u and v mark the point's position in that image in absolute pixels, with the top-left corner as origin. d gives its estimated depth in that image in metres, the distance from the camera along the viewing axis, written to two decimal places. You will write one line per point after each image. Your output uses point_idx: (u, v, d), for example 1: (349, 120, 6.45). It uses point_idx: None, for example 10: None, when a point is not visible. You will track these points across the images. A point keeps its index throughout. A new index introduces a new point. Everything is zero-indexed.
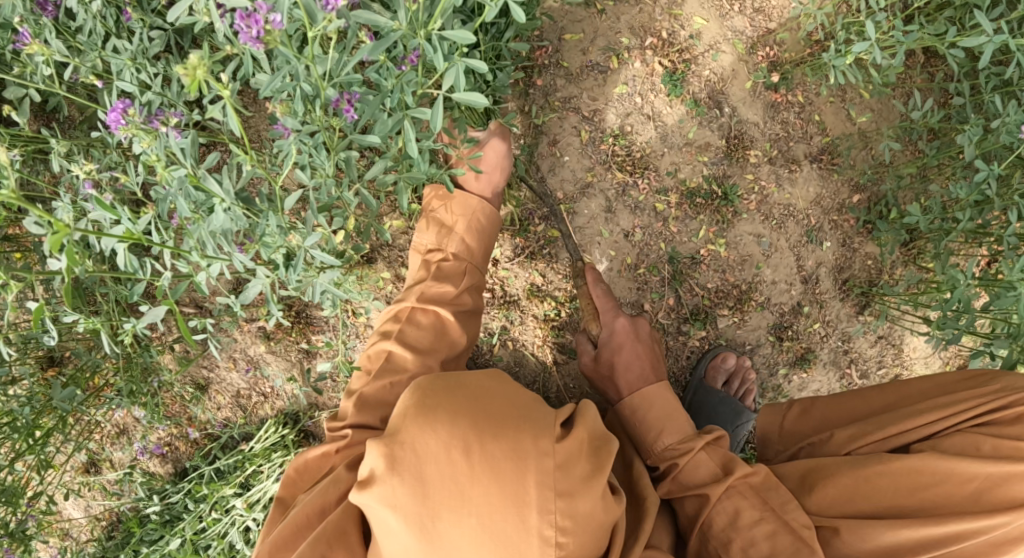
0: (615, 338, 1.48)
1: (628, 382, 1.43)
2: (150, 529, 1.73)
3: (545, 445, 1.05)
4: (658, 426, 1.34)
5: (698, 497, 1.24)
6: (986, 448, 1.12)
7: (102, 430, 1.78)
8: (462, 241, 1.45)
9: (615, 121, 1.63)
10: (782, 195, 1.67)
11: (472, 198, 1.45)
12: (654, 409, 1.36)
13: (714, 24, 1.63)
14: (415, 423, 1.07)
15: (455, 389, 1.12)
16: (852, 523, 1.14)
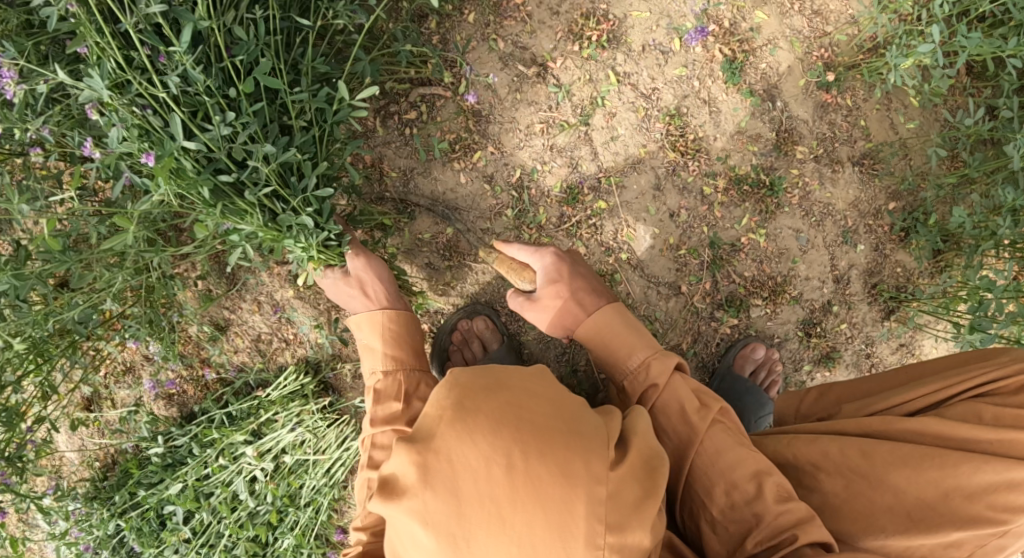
0: (551, 272, 1.35)
1: (582, 308, 1.32)
2: (150, 471, 1.66)
3: (595, 469, 0.93)
4: (626, 344, 1.26)
5: (678, 435, 1.18)
6: (988, 417, 1.15)
7: (110, 365, 1.71)
8: (388, 357, 1.43)
9: (672, 101, 1.64)
10: (823, 194, 1.70)
11: (374, 314, 1.47)
12: (619, 329, 1.27)
13: (774, 21, 1.66)
14: (453, 433, 0.95)
15: (497, 387, 1.00)
16: (860, 446, 1.18)
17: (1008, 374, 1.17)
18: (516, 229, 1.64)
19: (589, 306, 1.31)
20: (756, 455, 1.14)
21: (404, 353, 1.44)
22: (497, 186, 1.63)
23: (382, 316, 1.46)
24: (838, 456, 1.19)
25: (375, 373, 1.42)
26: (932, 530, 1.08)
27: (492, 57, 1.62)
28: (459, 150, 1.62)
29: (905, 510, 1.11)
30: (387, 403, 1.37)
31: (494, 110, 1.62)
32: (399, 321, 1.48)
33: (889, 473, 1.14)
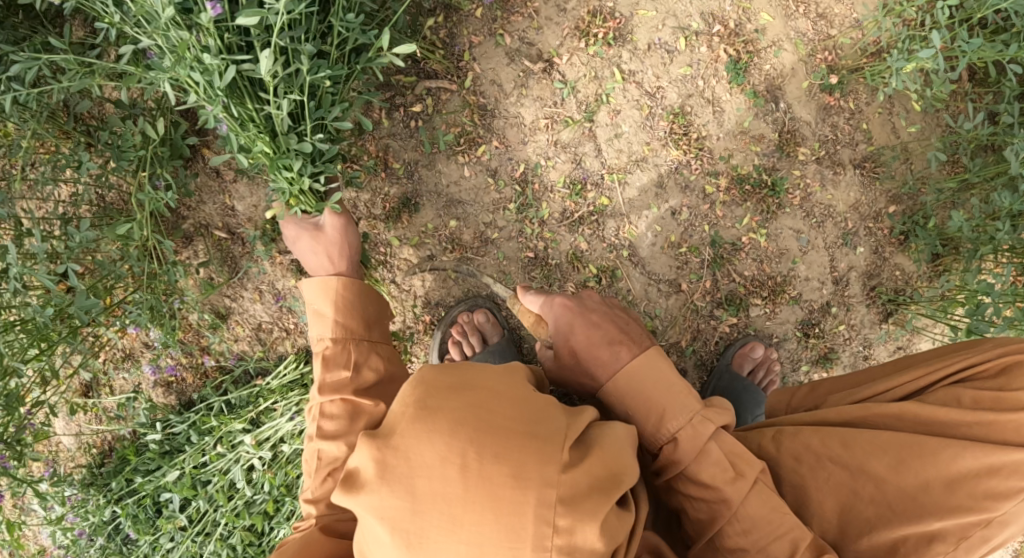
0: (564, 323, 1.27)
1: (607, 361, 1.18)
2: (147, 458, 1.67)
3: (547, 472, 0.90)
4: (656, 406, 1.11)
5: (709, 505, 1.07)
6: (966, 400, 1.17)
7: (110, 350, 1.71)
8: (337, 323, 1.31)
9: (676, 100, 1.65)
10: (824, 195, 1.71)
11: (329, 279, 1.35)
12: (644, 388, 1.13)
13: (779, 23, 1.68)
14: (413, 430, 0.93)
15: (462, 386, 0.98)
16: (841, 436, 1.19)
17: (987, 360, 1.19)
18: (518, 224, 1.64)
19: (616, 360, 1.17)
20: (799, 528, 1.05)
21: (358, 320, 1.33)
22: (500, 180, 1.64)
23: (337, 283, 1.35)
24: (819, 447, 1.19)
25: (323, 341, 1.30)
26: (914, 521, 1.10)
27: (498, 52, 1.63)
28: (464, 144, 1.63)
29: (887, 501, 1.13)
30: (336, 371, 1.26)
31: (499, 105, 1.63)
32: (354, 290, 1.36)
33: (871, 463, 1.15)
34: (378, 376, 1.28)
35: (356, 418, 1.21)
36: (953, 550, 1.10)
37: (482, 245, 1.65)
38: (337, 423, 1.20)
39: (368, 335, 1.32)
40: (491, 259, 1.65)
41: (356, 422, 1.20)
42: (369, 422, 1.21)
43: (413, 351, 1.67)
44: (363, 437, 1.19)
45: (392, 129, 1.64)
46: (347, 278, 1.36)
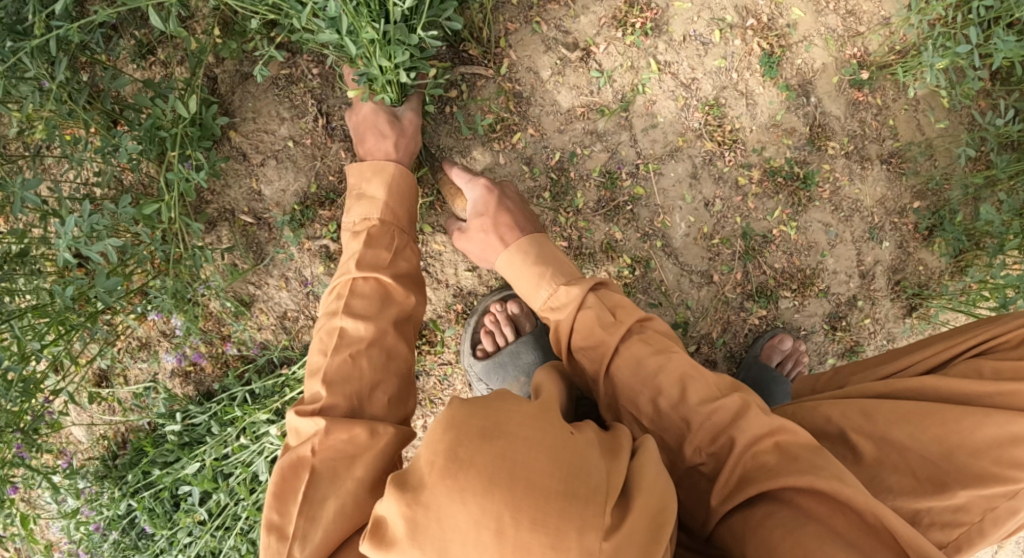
0: (478, 204, 1.44)
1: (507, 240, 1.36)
2: (166, 449, 1.62)
3: (589, 540, 0.83)
4: (534, 273, 1.28)
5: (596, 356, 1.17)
6: (987, 371, 1.14)
7: (126, 339, 1.66)
8: (387, 206, 1.36)
9: (711, 92, 1.66)
10: (852, 190, 1.73)
11: (386, 164, 1.40)
12: (551, 257, 1.30)
13: (810, 18, 1.69)
14: (443, 487, 0.85)
15: (495, 432, 0.88)
16: (862, 406, 1.16)
17: (1011, 331, 1.17)
18: (552, 212, 1.63)
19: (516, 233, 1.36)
20: (676, 358, 1.12)
21: (401, 211, 1.38)
22: (534, 168, 1.63)
23: (393, 170, 1.40)
24: (841, 419, 1.16)
25: (369, 221, 1.35)
26: (937, 492, 1.05)
27: (534, 39, 1.62)
28: (499, 131, 1.62)
29: (911, 471, 1.08)
30: (375, 248, 1.31)
31: (535, 92, 1.63)
32: (407, 183, 1.41)
33: (893, 432, 1.11)
34: (411, 268, 1.33)
35: (386, 302, 1.25)
36: (981, 525, 1.05)
37: None
38: (369, 302, 1.24)
39: (406, 228, 1.38)
40: None
41: (386, 310, 1.24)
42: (397, 313, 1.25)
43: (444, 340, 1.64)
44: (390, 323, 1.22)
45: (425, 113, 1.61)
46: (402, 167, 1.41)
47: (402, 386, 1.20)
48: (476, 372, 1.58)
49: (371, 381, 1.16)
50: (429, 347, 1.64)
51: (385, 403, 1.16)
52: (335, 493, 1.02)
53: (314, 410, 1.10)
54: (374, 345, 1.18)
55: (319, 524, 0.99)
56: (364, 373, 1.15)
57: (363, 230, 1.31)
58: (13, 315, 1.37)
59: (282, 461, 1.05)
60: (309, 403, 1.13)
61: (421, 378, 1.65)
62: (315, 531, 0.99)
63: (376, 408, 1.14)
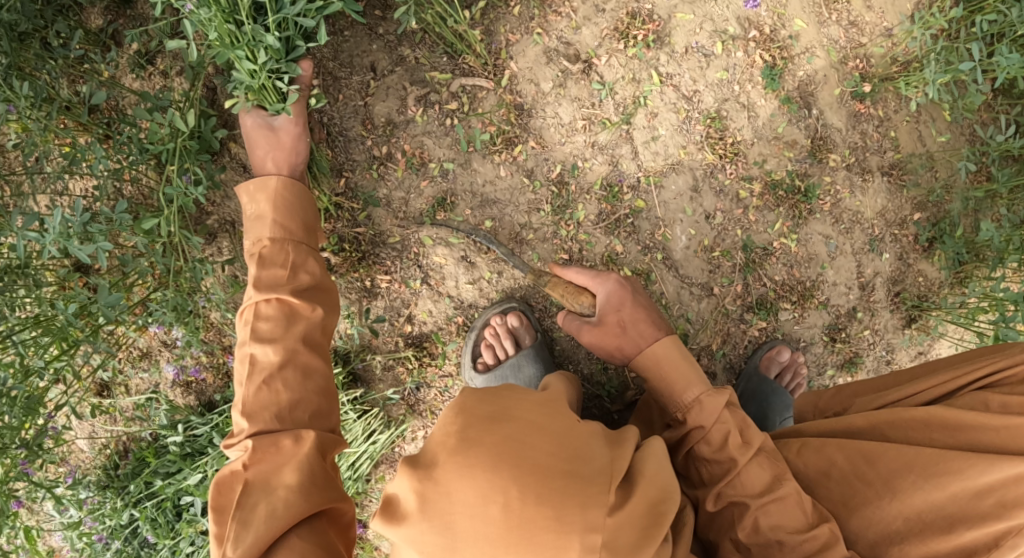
0: (612, 298, 1.40)
1: (641, 336, 1.34)
2: (168, 460, 1.63)
3: (591, 516, 0.95)
4: (683, 376, 1.28)
5: (717, 465, 1.22)
6: (994, 406, 1.12)
7: (128, 349, 1.68)
8: (275, 224, 1.31)
9: (712, 104, 1.66)
10: (853, 202, 1.73)
11: (268, 179, 1.33)
12: (676, 364, 1.30)
13: (812, 29, 1.70)
14: (454, 464, 0.97)
15: (502, 420, 1.03)
16: (864, 451, 1.17)
17: (1018, 364, 1.15)
18: (553, 225, 1.62)
19: (651, 335, 1.34)
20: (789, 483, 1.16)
21: (295, 225, 1.34)
22: (535, 181, 1.62)
23: (277, 184, 1.34)
24: (844, 464, 1.18)
25: (261, 241, 1.30)
26: (944, 535, 1.08)
27: (535, 50, 1.62)
28: (500, 143, 1.61)
29: (916, 517, 1.11)
30: (272, 268, 1.28)
31: (537, 104, 1.62)
32: (297, 194, 1.36)
33: (897, 479, 1.13)
34: (313, 281, 1.31)
35: (292, 319, 1.24)
36: None
37: (517, 245, 1.62)
38: (274, 323, 1.23)
39: (303, 242, 1.33)
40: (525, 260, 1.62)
41: (295, 327, 1.23)
42: (306, 327, 1.25)
43: (446, 353, 1.64)
44: (299, 341, 1.22)
45: (427, 125, 1.61)
46: (287, 178, 1.35)
47: (324, 399, 1.21)
48: (476, 386, 1.59)
49: (290, 400, 1.17)
50: (430, 359, 1.64)
51: (307, 418, 1.17)
52: (266, 500, 1.06)
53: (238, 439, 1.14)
54: (287, 365, 1.19)
55: (249, 528, 1.02)
56: (279, 395, 1.17)
57: (254, 253, 1.28)
58: (14, 329, 1.38)
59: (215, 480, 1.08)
60: (236, 433, 1.16)
61: (422, 390, 1.65)
62: (247, 534, 1.02)
63: (297, 424, 1.16)
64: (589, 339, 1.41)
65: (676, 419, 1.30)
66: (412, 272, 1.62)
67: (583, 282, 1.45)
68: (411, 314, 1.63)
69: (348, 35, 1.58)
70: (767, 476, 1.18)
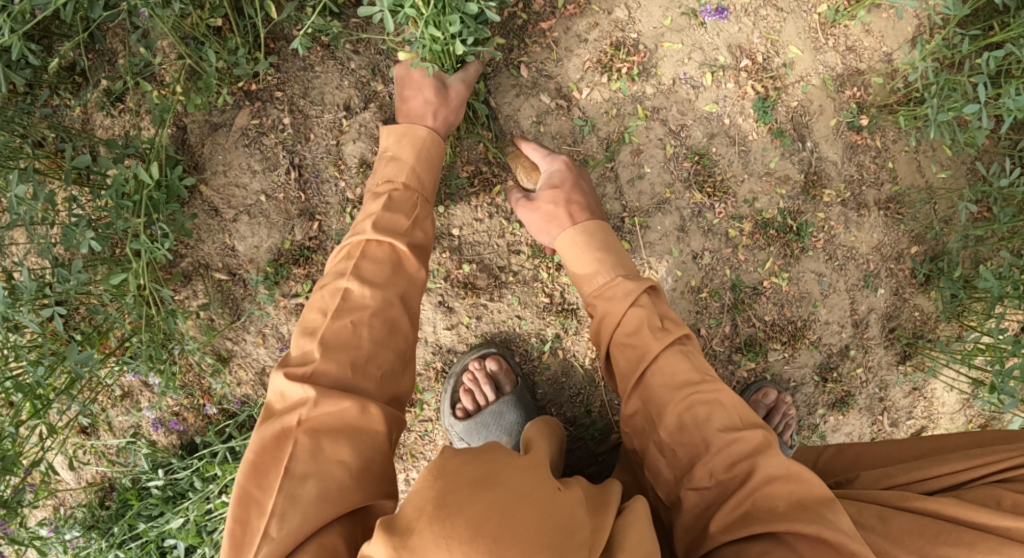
0: (554, 178, 1.41)
1: (569, 214, 1.34)
2: (150, 504, 1.57)
3: None
4: (603, 259, 1.28)
5: (633, 349, 1.19)
6: (1006, 503, 1.09)
7: (106, 391, 1.59)
8: (412, 173, 1.32)
9: (701, 139, 1.59)
10: (847, 237, 1.67)
11: (418, 128, 1.35)
12: (596, 248, 1.29)
13: (808, 56, 1.62)
14: (430, 536, 0.80)
15: (485, 480, 0.84)
16: (879, 510, 1.13)
17: None
18: (535, 268, 1.57)
19: (577, 216, 1.34)
20: (717, 385, 1.12)
21: (427, 182, 1.34)
22: (515, 223, 1.56)
23: (425, 137, 1.35)
24: (855, 516, 1.12)
25: (393, 184, 1.31)
26: None
27: (514, 85, 1.55)
28: (478, 185, 1.55)
29: None
30: (393, 214, 1.26)
31: (516, 142, 1.56)
32: (433, 155, 1.36)
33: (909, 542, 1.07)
34: (424, 241, 1.28)
35: (393, 272, 1.20)
36: None
37: (496, 290, 1.57)
38: (381, 269, 1.19)
39: (428, 202, 1.33)
40: (505, 303, 1.58)
41: (394, 280, 1.19)
42: (406, 286, 1.21)
43: (425, 400, 1.60)
44: (397, 295, 1.18)
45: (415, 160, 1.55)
46: (437, 133, 1.37)
47: (400, 362, 1.16)
48: (455, 432, 1.56)
49: (370, 351, 1.12)
50: (409, 406, 1.60)
51: (379, 377, 1.12)
52: (318, 475, 0.98)
53: (305, 373, 1.06)
54: (380, 314, 1.15)
55: (297, 506, 0.95)
56: (362, 342, 1.11)
57: (387, 192, 1.28)
58: None
59: (268, 427, 1.01)
60: (301, 364, 1.09)
61: (402, 434, 1.61)
62: (293, 511, 0.95)
63: (367, 378, 1.10)
64: (525, 215, 1.41)
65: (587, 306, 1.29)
66: None
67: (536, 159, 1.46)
68: None
69: (319, 71, 1.56)
70: (696, 374, 1.14)
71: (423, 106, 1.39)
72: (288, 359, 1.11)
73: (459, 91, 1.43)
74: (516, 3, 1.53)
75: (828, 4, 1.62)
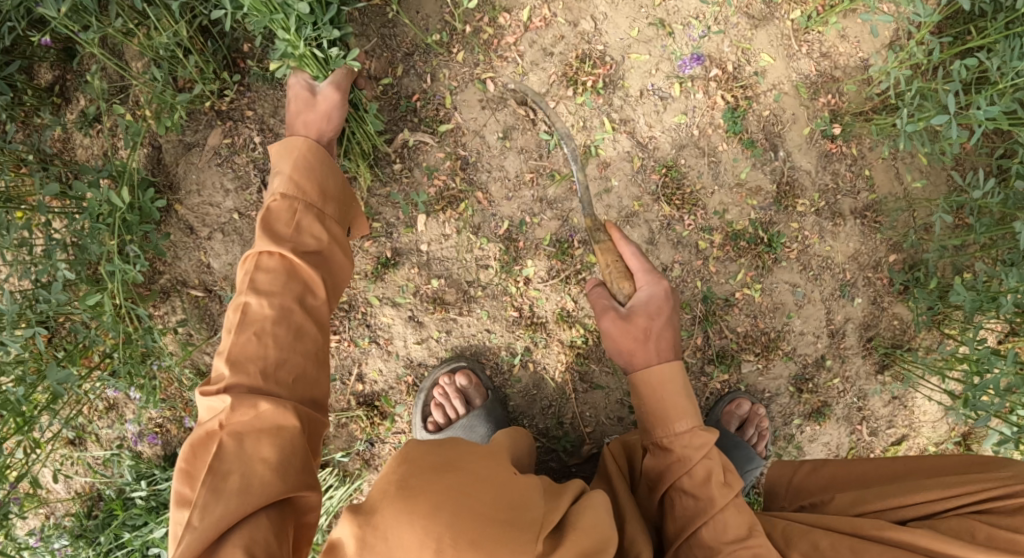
0: (652, 303, 1.32)
1: (655, 351, 1.28)
2: (134, 513, 1.62)
3: None
4: (681, 406, 1.25)
5: (696, 502, 1.20)
6: (980, 536, 1.07)
7: (91, 405, 1.64)
8: (291, 182, 1.26)
9: (669, 151, 1.58)
10: (822, 247, 1.65)
11: (296, 140, 1.31)
12: (670, 390, 1.26)
13: (781, 64, 1.60)
14: (393, 509, 0.93)
15: (443, 471, 0.99)
16: (851, 543, 1.11)
17: (1014, 491, 1.08)
18: (504, 283, 1.58)
19: (663, 352, 1.28)
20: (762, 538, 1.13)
21: (312, 187, 1.27)
22: (483, 238, 1.57)
23: (305, 146, 1.30)
24: (829, 549, 1.11)
25: (275, 196, 1.24)
26: None
27: (479, 100, 1.55)
28: (445, 201, 1.56)
29: None
30: (279, 223, 1.21)
31: (482, 157, 1.56)
32: (319, 158, 1.31)
33: None
34: (319, 246, 1.23)
35: (291, 278, 1.17)
36: None
37: (465, 304, 1.58)
38: (277, 277, 1.16)
39: (317, 206, 1.27)
40: (474, 317, 1.59)
41: (293, 285, 1.16)
42: (305, 289, 1.19)
43: (396, 414, 1.62)
44: (295, 299, 1.16)
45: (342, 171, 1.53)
46: (313, 142, 1.31)
47: (312, 362, 1.15)
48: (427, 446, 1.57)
49: (277, 358, 1.11)
50: (381, 418, 1.62)
51: (290, 381, 1.11)
52: (242, 469, 1.00)
53: (218, 390, 1.06)
54: (281, 321, 1.13)
55: (221, 499, 0.97)
56: (269, 351, 1.10)
57: (267, 203, 1.22)
58: None
59: (191, 439, 1.02)
60: (215, 382, 1.08)
61: (376, 446, 1.64)
62: (216, 504, 0.96)
63: (280, 385, 1.09)
64: (608, 328, 1.33)
65: (655, 444, 1.27)
66: (362, 331, 1.60)
67: (635, 268, 1.36)
68: (362, 372, 1.61)
69: (289, 90, 1.60)
70: (744, 530, 1.15)
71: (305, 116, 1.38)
72: (209, 378, 1.10)
73: (327, 97, 1.38)
74: (481, 18, 1.53)
75: (801, 10, 1.59)
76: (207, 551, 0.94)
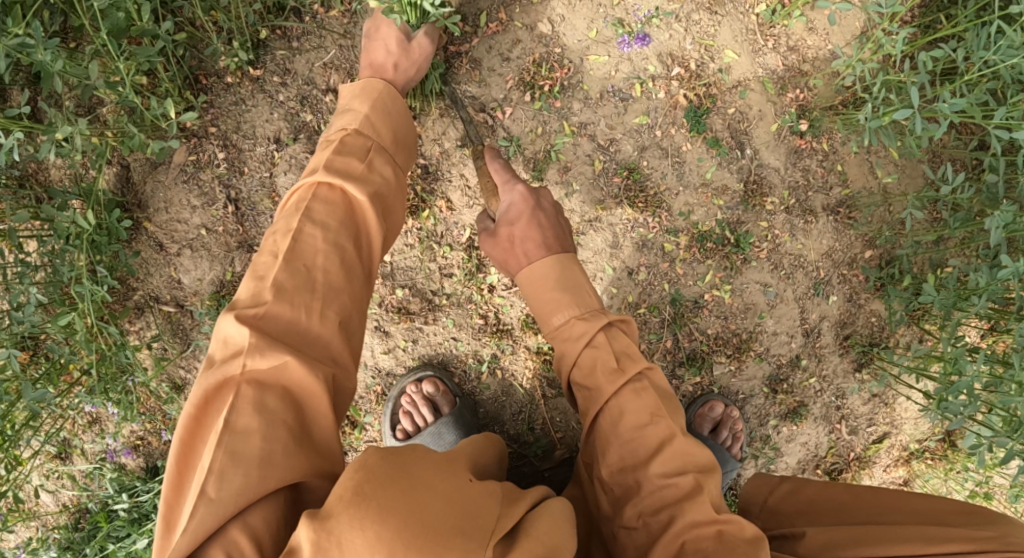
0: (512, 211, 1.24)
1: (526, 255, 1.20)
2: (117, 525, 1.66)
3: None
4: (553, 300, 1.15)
5: (589, 390, 1.14)
6: None
7: (73, 420, 1.67)
8: (366, 118, 1.24)
9: (631, 153, 1.56)
10: (794, 245, 1.61)
11: (375, 81, 1.29)
12: (543, 288, 1.17)
13: (746, 60, 1.56)
14: (346, 516, 0.77)
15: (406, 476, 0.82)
16: None
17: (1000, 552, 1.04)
18: (469, 291, 1.58)
19: (535, 252, 1.19)
20: (661, 424, 1.08)
21: (384, 129, 1.26)
22: (445, 247, 1.57)
23: (383, 86, 1.28)
24: None
25: (346, 129, 1.22)
26: None
27: (437, 108, 1.54)
28: (406, 210, 1.56)
29: None
30: (343, 157, 1.17)
31: (442, 166, 1.55)
32: (393, 102, 1.29)
33: None
34: (380, 189, 1.19)
35: (351, 218, 1.12)
36: None
37: (430, 313, 1.59)
38: (336, 213, 1.11)
39: (388, 150, 1.25)
40: (440, 326, 1.59)
41: (349, 225, 1.11)
42: (362, 232, 1.13)
43: (366, 423, 1.64)
44: (351, 243, 1.10)
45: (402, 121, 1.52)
46: (392, 87, 1.30)
47: (356, 314, 1.09)
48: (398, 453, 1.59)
49: (325, 301, 1.04)
50: (353, 428, 1.63)
51: (334, 324, 1.04)
52: (263, 431, 0.92)
53: (254, 319, 0.98)
54: (333, 264, 1.07)
55: (240, 467, 0.89)
56: (316, 289, 1.04)
57: (338, 136, 1.19)
58: None
59: (208, 378, 0.94)
60: (251, 307, 1.00)
61: (350, 454, 1.65)
62: (234, 473, 0.89)
63: (325, 331, 1.03)
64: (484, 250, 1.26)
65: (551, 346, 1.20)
66: None
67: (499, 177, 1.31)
68: None
69: (250, 105, 1.61)
70: (644, 416, 1.09)
71: (385, 56, 1.35)
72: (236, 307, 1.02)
73: (423, 46, 1.39)
74: None
75: (766, 3, 1.55)
76: (219, 522, 0.88)
